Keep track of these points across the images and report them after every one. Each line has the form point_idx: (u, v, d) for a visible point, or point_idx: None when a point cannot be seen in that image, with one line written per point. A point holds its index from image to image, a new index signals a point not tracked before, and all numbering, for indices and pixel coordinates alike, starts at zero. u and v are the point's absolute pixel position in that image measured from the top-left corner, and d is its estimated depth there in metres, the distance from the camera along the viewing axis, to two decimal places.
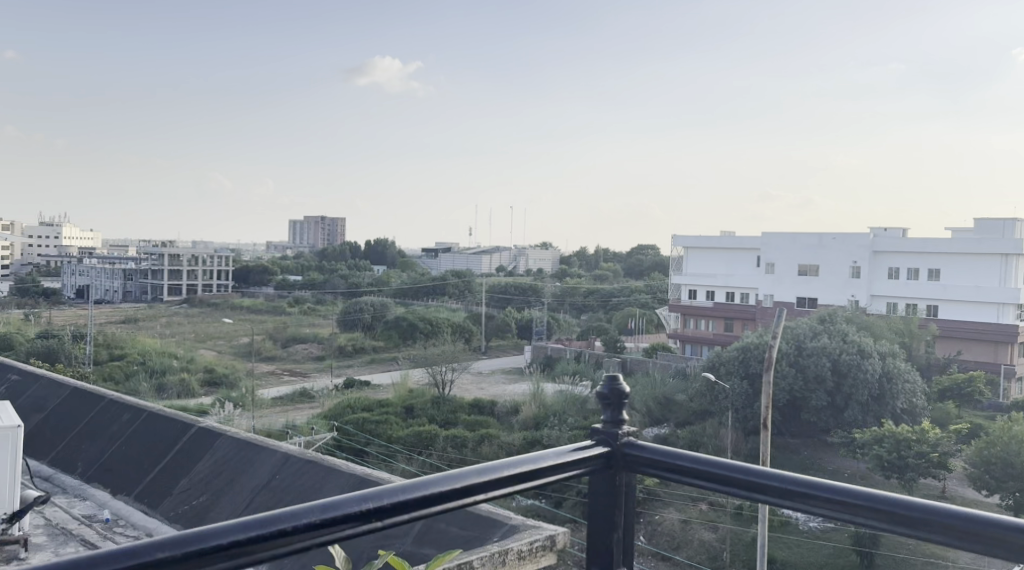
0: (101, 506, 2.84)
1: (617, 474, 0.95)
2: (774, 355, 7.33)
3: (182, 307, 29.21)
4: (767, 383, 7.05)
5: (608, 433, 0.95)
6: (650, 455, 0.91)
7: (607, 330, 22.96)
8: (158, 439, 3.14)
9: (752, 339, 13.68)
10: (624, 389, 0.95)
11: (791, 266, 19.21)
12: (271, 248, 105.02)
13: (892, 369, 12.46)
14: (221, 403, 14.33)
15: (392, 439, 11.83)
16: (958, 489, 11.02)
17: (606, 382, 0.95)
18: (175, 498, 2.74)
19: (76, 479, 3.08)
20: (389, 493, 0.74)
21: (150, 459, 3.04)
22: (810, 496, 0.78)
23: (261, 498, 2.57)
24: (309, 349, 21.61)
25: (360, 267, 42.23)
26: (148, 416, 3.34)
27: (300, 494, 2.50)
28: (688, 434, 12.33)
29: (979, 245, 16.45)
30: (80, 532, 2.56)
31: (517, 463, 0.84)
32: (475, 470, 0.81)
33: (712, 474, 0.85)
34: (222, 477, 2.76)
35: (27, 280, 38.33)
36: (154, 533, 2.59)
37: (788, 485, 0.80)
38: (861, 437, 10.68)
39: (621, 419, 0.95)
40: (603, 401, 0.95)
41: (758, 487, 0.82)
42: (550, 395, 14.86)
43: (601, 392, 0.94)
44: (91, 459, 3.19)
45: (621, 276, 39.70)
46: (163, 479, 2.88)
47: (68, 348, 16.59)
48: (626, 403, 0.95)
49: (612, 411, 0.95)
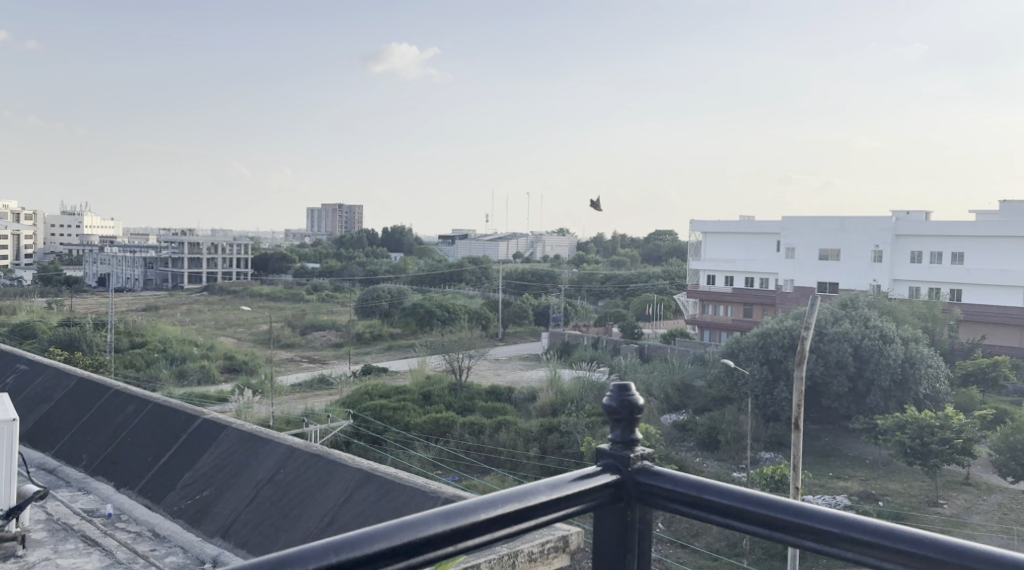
0: (105, 500, 2.82)
1: (632, 509, 0.90)
2: (807, 347, 6.96)
3: (201, 295, 29.42)
4: (799, 379, 6.73)
5: (617, 455, 0.90)
6: (670, 485, 0.87)
7: (625, 316, 22.86)
8: (161, 432, 3.13)
9: (773, 323, 13.56)
10: (636, 403, 0.91)
11: (812, 251, 18.77)
12: (290, 236, 106.20)
13: (914, 354, 12.28)
14: (240, 389, 14.43)
15: (410, 426, 11.81)
16: (983, 475, 10.90)
17: (613, 392, 0.91)
18: (178, 492, 2.73)
19: (81, 472, 3.08)
20: (359, 545, 0.70)
21: (154, 452, 3.02)
22: (838, 536, 0.75)
23: (264, 493, 2.54)
24: (328, 336, 21.63)
25: (378, 254, 42.38)
26: (152, 408, 3.31)
27: (304, 494, 2.46)
28: (707, 420, 12.22)
29: (1003, 227, 16.17)
30: (80, 527, 2.54)
31: (506, 501, 0.80)
32: (445, 516, 0.76)
33: (734, 510, 0.81)
34: (227, 470, 2.74)
35: (50, 267, 38.75)
36: (157, 528, 2.57)
37: (827, 526, 0.76)
38: (885, 423, 10.55)
39: (633, 441, 0.91)
40: (612, 418, 0.92)
41: (796, 529, 0.78)
42: (567, 381, 14.86)
43: (607, 406, 0.91)
44: (96, 451, 3.18)
45: (639, 261, 39.56)
46: (167, 473, 2.86)
47: (88, 336, 16.66)
48: (639, 419, 0.91)
49: (623, 441, 0.91)
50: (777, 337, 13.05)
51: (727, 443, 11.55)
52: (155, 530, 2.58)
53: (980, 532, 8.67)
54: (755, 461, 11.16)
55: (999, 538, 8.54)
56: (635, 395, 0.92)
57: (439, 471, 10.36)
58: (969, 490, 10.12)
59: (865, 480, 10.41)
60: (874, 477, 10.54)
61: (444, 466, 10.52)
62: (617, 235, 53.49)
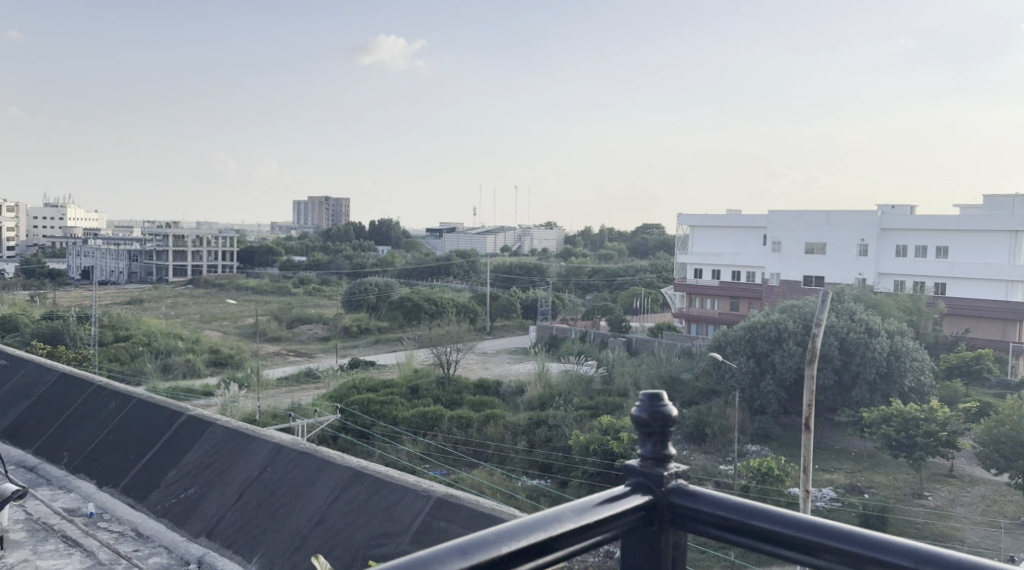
0: (86, 498, 2.78)
1: (665, 534, 0.88)
2: (817, 346, 6.30)
3: (186, 288, 29.24)
4: (811, 378, 6.14)
5: (647, 473, 0.89)
6: (704, 507, 0.86)
7: (612, 309, 22.89)
8: (144, 429, 3.08)
9: (760, 317, 13.62)
10: (670, 418, 0.90)
11: (798, 245, 18.87)
12: (276, 229, 106.04)
13: (900, 348, 12.37)
14: (226, 383, 14.34)
15: (398, 420, 11.78)
16: (966, 467, 11.00)
17: (642, 402, 0.90)
18: (162, 490, 2.69)
19: (62, 470, 3.03)
20: None
21: (137, 450, 2.98)
22: (874, 561, 0.74)
23: (251, 492, 2.51)
24: (315, 329, 21.54)
25: (365, 247, 42.25)
26: (134, 405, 3.27)
27: (294, 494, 2.43)
28: (695, 412, 12.25)
29: (987, 222, 16.24)
30: (60, 527, 2.50)
31: (531, 530, 0.77)
32: (466, 550, 0.73)
33: (772, 533, 0.80)
34: (214, 469, 2.70)
35: (33, 260, 38.44)
36: (140, 528, 2.54)
37: (868, 550, 0.75)
38: (870, 416, 10.63)
39: (666, 459, 0.89)
40: (645, 435, 0.90)
41: (839, 554, 0.76)
42: (556, 374, 14.88)
43: (639, 420, 0.89)
44: (77, 449, 3.13)
45: (626, 255, 39.64)
46: (151, 472, 2.82)
47: (72, 329, 16.51)
48: (671, 435, 0.90)
49: (655, 457, 0.90)
50: (764, 330, 13.10)
51: (714, 436, 11.58)
52: (138, 530, 2.54)
53: (964, 523, 8.73)
54: (741, 453, 11.22)
55: (984, 528, 8.59)
56: (667, 406, 0.91)
57: (426, 465, 10.33)
58: (953, 483, 10.20)
59: (852, 472, 10.47)
60: (860, 470, 10.61)
61: (432, 460, 10.51)
62: (604, 228, 53.58)
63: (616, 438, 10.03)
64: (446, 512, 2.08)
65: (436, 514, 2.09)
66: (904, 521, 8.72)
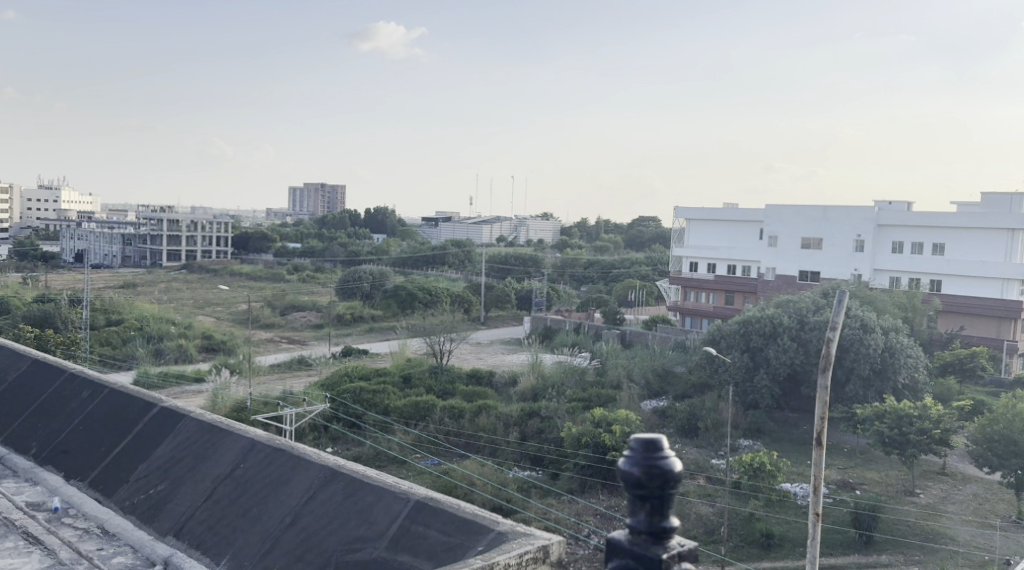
0: (52, 492, 2.72)
1: None
2: (832, 350, 5.89)
3: (180, 272, 29.10)
4: (823, 388, 5.81)
5: (647, 550, 1.20)
6: None
7: (607, 302, 22.91)
8: (115, 420, 3.03)
9: (753, 311, 13.55)
10: (671, 476, 1.17)
11: (794, 240, 18.81)
12: (272, 213, 106.36)
13: (894, 344, 12.37)
14: (218, 369, 14.24)
15: (390, 409, 11.75)
16: (959, 465, 11.03)
17: (641, 459, 1.16)
18: (131, 486, 2.62)
19: (29, 460, 2.97)
20: None
21: (108, 442, 2.92)
22: None
23: (222, 490, 2.45)
24: (308, 316, 21.45)
25: (360, 235, 42.09)
26: (106, 393, 3.22)
27: (265, 493, 2.38)
28: (688, 407, 12.21)
29: (984, 220, 16.23)
30: (22, 523, 2.42)
31: None
32: None
33: None
34: (185, 464, 2.64)
35: (27, 242, 38.24)
36: (105, 525, 2.46)
37: None
38: (864, 412, 10.60)
39: (662, 532, 1.20)
40: (649, 514, 1.20)
41: None
42: (549, 365, 14.87)
43: (646, 478, 1.15)
44: (46, 439, 3.07)
45: (621, 247, 39.59)
46: (120, 465, 2.76)
47: (63, 313, 16.35)
48: (667, 508, 1.19)
49: (653, 528, 1.20)
50: (759, 324, 13.02)
51: (706, 430, 11.56)
52: (103, 527, 2.47)
53: (955, 522, 8.72)
54: (734, 448, 11.23)
55: (976, 528, 8.53)
56: (667, 464, 1.16)
57: (416, 456, 10.32)
58: (946, 480, 10.23)
59: (843, 469, 10.48)
60: (852, 466, 10.62)
61: (421, 450, 10.48)
62: (599, 218, 53.44)
63: (609, 430, 9.93)
64: (426, 516, 2.08)
65: (416, 518, 2.08)
66: (896, 520, 8.67)
